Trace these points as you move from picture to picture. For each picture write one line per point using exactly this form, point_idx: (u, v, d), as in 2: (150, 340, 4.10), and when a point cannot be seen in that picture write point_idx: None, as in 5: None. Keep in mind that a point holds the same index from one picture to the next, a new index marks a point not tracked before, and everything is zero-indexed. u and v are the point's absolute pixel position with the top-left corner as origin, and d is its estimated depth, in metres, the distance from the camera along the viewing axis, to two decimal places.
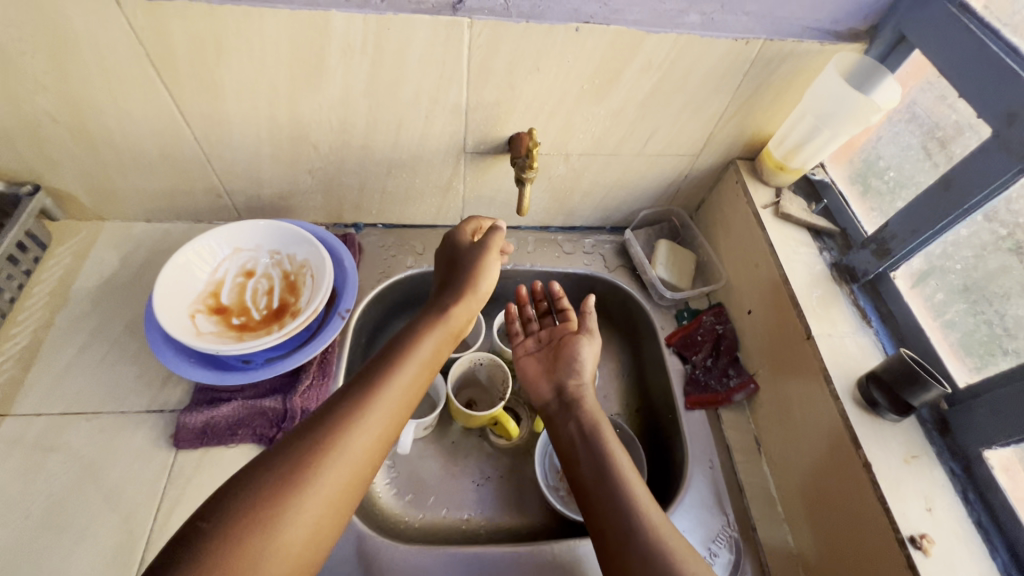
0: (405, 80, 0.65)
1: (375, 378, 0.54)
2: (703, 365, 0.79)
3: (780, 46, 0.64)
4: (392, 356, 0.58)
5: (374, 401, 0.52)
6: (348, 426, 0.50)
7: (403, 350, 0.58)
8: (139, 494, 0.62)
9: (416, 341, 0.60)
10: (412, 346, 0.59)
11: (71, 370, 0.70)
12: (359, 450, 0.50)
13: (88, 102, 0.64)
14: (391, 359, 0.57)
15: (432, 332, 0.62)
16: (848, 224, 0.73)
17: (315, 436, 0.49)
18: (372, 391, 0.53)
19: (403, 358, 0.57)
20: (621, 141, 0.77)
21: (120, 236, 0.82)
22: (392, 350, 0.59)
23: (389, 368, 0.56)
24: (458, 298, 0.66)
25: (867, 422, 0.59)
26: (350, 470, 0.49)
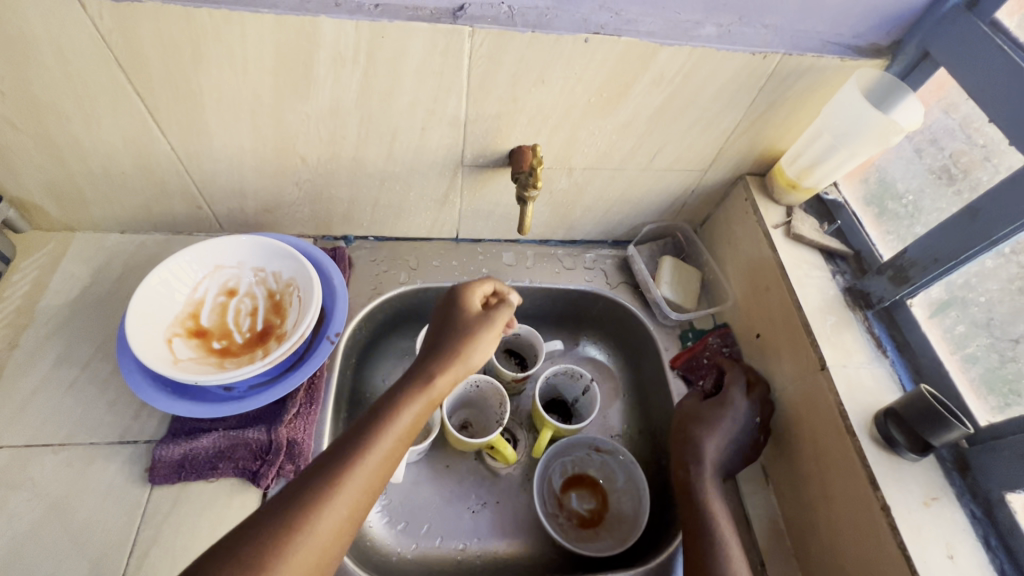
0: (399, 91, 0.60)
1: (342, 457, 0.47)
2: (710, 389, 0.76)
3: (799, 61, 0.61)
4: (365, 426, 0.50)
5: (337, 490, 0.45)
6: (302, 522, 0.43)
7: (376, 420, 0.50)
8: (111, 535, 0.58)
9: (393, 410, 0.51)
10: (388, 416, 0.51)
11: (37, 397, 0.65)
12: (315, 549, 0.43)
13: (52, 109, 0.59)
14: (361, 432, 0.49)
15: (412, 401, 0.53)
16: (862, 247, 0.71)
17: (265, 532, 0.42)
18: (335, 477, 0.46)
19: (377, 432, 0.49)
20: (627, 155, 0.73)
21: (92, 248, 0.77)
22: (366, 420, 0.51)
23: (357, 444, 0.48)
24: (447, 363, 0.57)
25: (887, 461, 0.56)
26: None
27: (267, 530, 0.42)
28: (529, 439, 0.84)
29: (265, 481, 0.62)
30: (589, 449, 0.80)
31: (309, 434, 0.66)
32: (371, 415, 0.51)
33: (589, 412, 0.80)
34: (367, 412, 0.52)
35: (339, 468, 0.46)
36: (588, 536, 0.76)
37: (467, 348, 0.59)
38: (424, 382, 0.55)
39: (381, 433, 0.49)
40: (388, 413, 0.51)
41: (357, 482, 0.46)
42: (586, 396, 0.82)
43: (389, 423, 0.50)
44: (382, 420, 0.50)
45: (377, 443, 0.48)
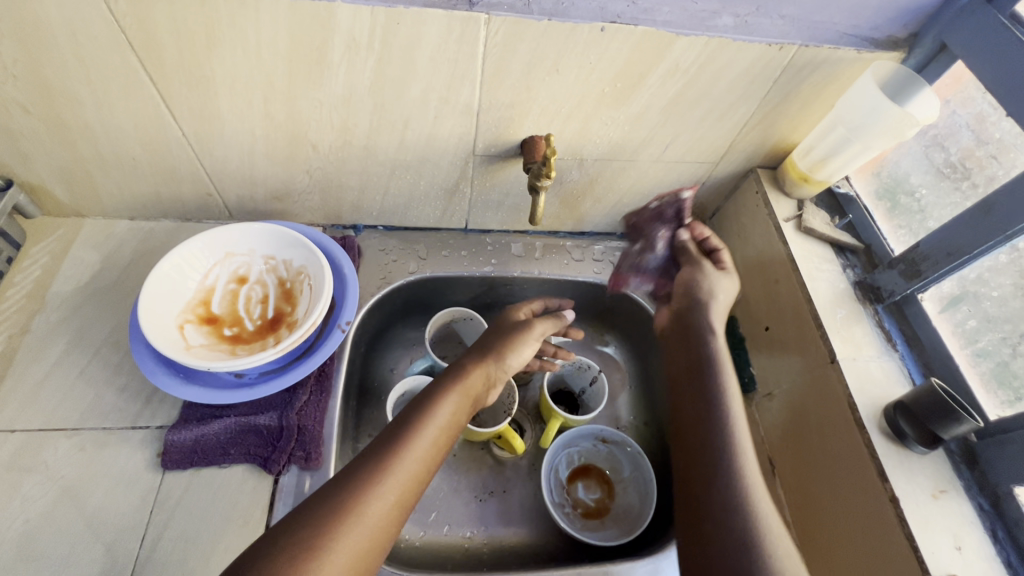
0: (413, 79, 0.60)
1: (388, 446, 0.50)
2: None
3: (815, 53, 0.60)
4: (407, 418, 0.53)
5: (388, 470, 0.48)
6: (354, 502, 0.45)
7: (417, 412, 0.53)
8: (124, 519, 0.58)
9: (432, 402, 0.54)
10: (428, 409, 0.54)
11: (49, 382, 0.65)
12: (368, 528, 0.45)
13: (65, 94, 0.58)
14: (407, 422, 0.52)
15: (451, 396, 0.56)
16: (873, 240, 0.71)
17: (319, 512, 0.44)
18: (382, 463, 0.48)
19: (419, 420, 0.52)
20: (639, 147, 0.72)
21: (102, 235, 0.77)
22: (409, 413, 0.54)
23: (401, 433, 0.51)
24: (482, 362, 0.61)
25: (896, 453, 0.57)
26: (357, 554, 0.43)
27: (321, 510, 0.44)
28: (535, 430, 0.85)
29: (277, 467, 0.63)
30: (595, 440, 0.80)
31: (320, 421, 0.67)
32: (411, 409, 0.54)
33: (597, 403, 0.80)
34: (409, 407, 0.55)
35: (385, 454, 0.49)
36: (594, 526, 0.76)
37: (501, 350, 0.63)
38: (459, 379, 0.58)
39: (423, 426, 0.52)
40: (428, 405, 0.54)
41: (403, 466, 0.49)
42: (593, 388, 0.82)
43: (432, 413, 0.53)
44: (423, 412, 0.53)
45: (420, 431, 0.51)
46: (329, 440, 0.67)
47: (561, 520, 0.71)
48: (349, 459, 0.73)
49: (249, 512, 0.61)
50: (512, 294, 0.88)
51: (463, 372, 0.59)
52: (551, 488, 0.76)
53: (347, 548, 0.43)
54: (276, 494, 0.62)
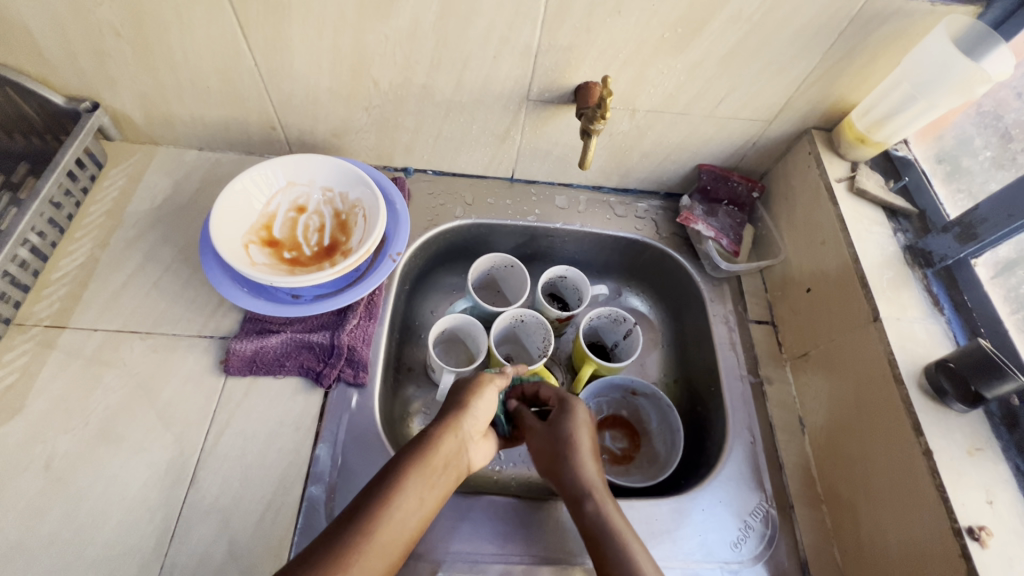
0: (477, 16, 0.61)
1: (356, 529, 0.50)
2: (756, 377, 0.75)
3: (884, 4, 0.59)
4: (374, 500, 0.52)
5: (354, 557, 0.48)
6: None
7: (383, 491, 0.53)
8: (191, 414, 0.64)
9: (397, 484, 0.54)
10: (393, 490, 0.53)
11: (126, 289, 0.71)
12: None
13: (154, 19, 0.63)
14: (373, 503, 0.52)
15: (416, 470, 0.55)
16: (928, 205, 0.69)
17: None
18: (348, 549, 0.49)
19: (386, 501, 0.52)
20: (692, 100, 0.72)
21: (174, 162, 0.82)
22: (374, 489, 0.54)
23: (371, 514, 0.51)
24: (447, 429, 0.59)
25: (934, 410, 0.57)
26: None
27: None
28: (567, 378, 0.87)
29: (328, 381, 0.67)
30: (626, 392, 0.82)
31: (367, 343, 0.70)
32: (376, 487, 0.53)
33: (629, 355, 0.82)
34: (375, 481, 0.54)
35: (345, 545, 0.49)
36: (620, 472, 0.79)
37: (475, 410, 0.62)
38: (426, 450, 0.57)
39: (388, 506, 0.52)
40: (394, 483, 0.54)
41: (372, 557, 0.49)
42: (626, 341, 0.84)
43: (397, 493, 0.53)
44: (387, 494, 0.53)
45: (387, 516, 0.52)
46: (375, 363, 0.70)
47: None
48: (389, 387, 0.76)
49: (301, 419, 0.65)
50: (552, 246, 0.90)
51: (431, 440, 0.58)
52: None
53: None
54: (326, 407, 0.67)
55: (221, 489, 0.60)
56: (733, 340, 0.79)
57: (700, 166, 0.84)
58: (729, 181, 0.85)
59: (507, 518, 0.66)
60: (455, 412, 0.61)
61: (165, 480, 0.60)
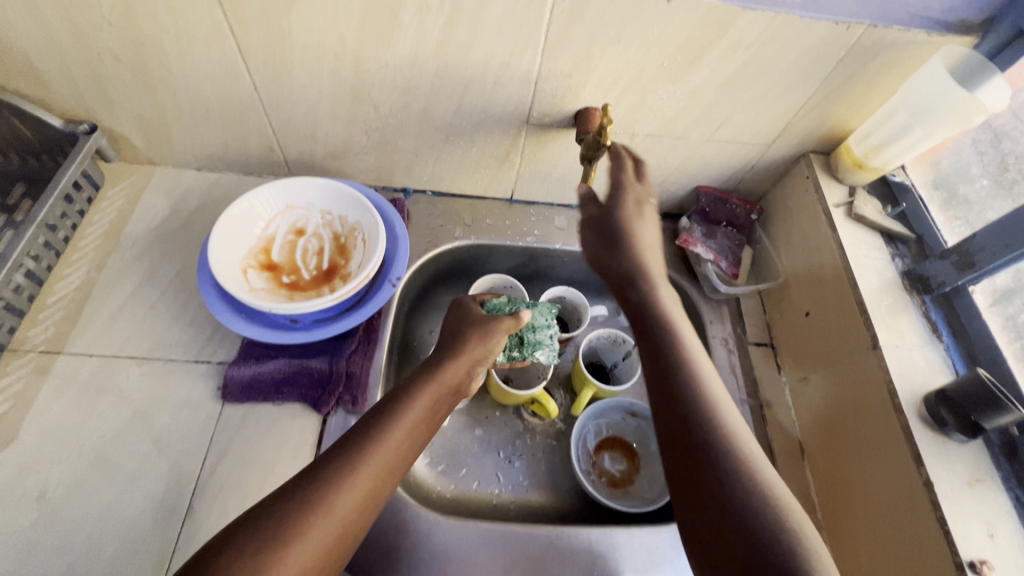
0: (478, 43, 0.61)
1: (362, 439, 0.49)
2: (753, 402, 0.76)
3: (881, 35, 0.60)
4: (374, 422, 0.51)
5: (360, 467, 0.47)
6: (307, 516, 0.43)
7: (392, 406, 0.53)
8: (188, 442, 0.63)
9: (397, 410, 0.53)
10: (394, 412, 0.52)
11: (122, 313, 0.70)
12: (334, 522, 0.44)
13: (153, 43, 0.62)
14: (380, 416, 0.52)
15: (423, 391, 0.55)
16: (926, 231, 0.70)
17: (277, 520, 0.43)
18: (354, 457, 0.48)
19: (394, 413, 0.52)
20: (691, 124, 0.73)
21: (172, 183, 0.82)
22: (382, 405, 0.53)
23: (376, 425, 0.51)
24: (454, 354, 0.60)
25: (933, 440, 0.57)
26: (324, 547, 0.43)
27: (274, 520, 0.43)
28: (565, 398, 0.87)
29: (326, 408, 0.66)
30: (625, 413, 0.82)
31: (365, 368, 0.69)
32: (383, 406, 0.53)
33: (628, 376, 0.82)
34: (382, 401, 0.54)
35: (339, 466, 0.47)
36: (619, 494, 0.79)
37: (483, 337, 0.62)
38: (434, 371, 0.57)
39: (395, 423, 0.51)
40: (402, 399, 0.53)
41: (366, 476, 0.47)
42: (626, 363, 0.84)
43: (404, 408, 0.53)
44: (394, 410, 0.52)
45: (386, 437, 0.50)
46: (374, 388, 0.70)
47: (586, 485, 0.75)
48: None
49: (298, 446, 0.65)
50: (551, 266, 0.90)
51: (438, 367, 0.58)
52: (579, 455, 0.79)
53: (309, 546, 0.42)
54: (324, 433, 0.66)
55: (217, 519, 0.59)
56: (732, 363, 0.79)
57: (698, 188, 0.85)
58: (727, 203, 0.85)
59: (508, 547, 0.65)
60: (465, 340, 0.61)
61: (160, 511, 0.59)
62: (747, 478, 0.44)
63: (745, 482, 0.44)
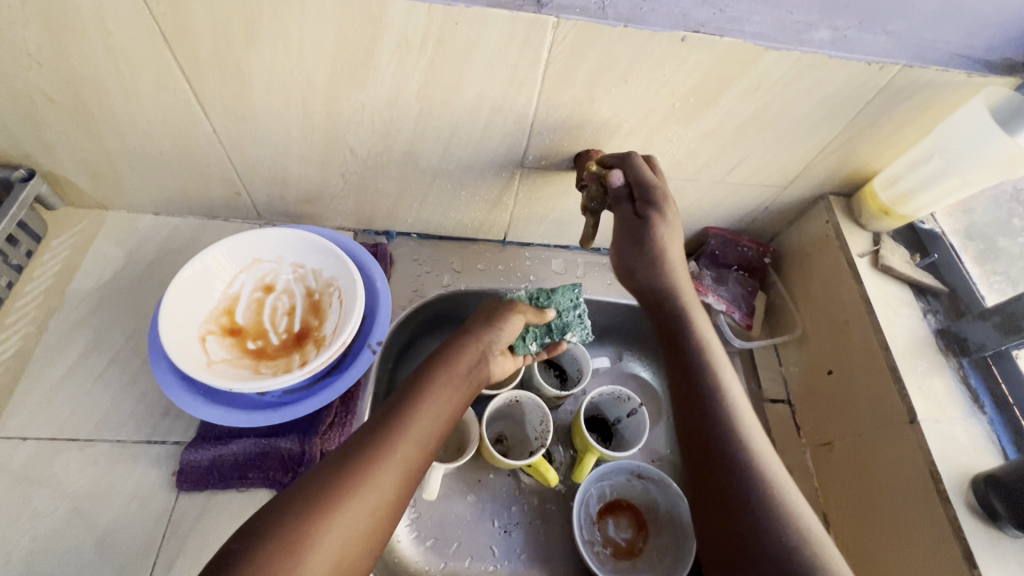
0: (466, 84, 0.54)
1: (387, 421, 0.48)
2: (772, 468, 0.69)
3: (918, 75, 0.53)
4: (388, 417, 0.48)
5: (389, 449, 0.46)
6: (330, 508, 0.42)
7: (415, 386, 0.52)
8: (136, 542, 0.55)
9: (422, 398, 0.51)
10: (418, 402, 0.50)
11: (63, 387, 0.62)
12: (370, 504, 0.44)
13: (92, 85, 0.54)
14: (404, 397, 0.51)
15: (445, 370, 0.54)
16: (959, 284, 0.64)
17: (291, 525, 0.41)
18: (381, 439, 0.47)
19: (418, 393, 0.51)
20: (703, 167, 0.66)
21: (125, 229, 0.73)
22: (406, 387, 0.52)
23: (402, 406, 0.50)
24: (475, 334, 0.58)
25: (984, 535, 0.51)
26: (361, 529, 0.43)
27: (296, 523, 0.41)
28: (566, 455, 0.79)
29: None
30: (630, 474, 0.75)
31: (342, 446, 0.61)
32: (407, 387, 0.52)
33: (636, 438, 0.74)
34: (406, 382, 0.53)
35: (359, 459, 0.45)
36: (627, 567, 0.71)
37: (500, 321, 0.60)
38: (455, 351, 0.56)
39: (419, 402, 0.50)
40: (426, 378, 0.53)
41: (389, 467, 0.45)
42: (631, 420, 0.76)
43: (427, 388, 0.52)
44: (418, 389, 0.51)
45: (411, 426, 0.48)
46: None
47: (590, 562, 0.67)
48: None
49: None
50: None
51: (458, 345, 0.57)
52: (582, 525, 0.71)
53: (345, 530, 0.42)
54: None
55: None
56: None
57: (707, 230, 0.78)
58: (738, 245, 0.78)
59: None
60: (484, 323, 0.60)
61: None
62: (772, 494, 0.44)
63: (774, 500, 0.43)
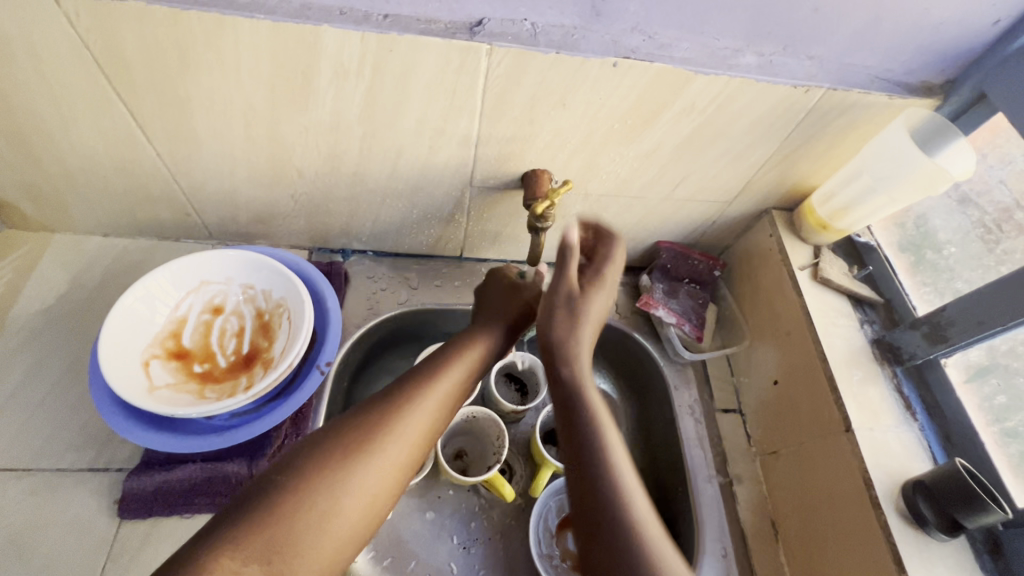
0: (407, 108, 0.55)
1: (417, 382, 0.52)
2: (723, 478, 0.70)
3: (842, 97, 0.56)
4: (416, 378, 0.53)
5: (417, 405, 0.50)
6: (360, 451, 0.46)
7: (441, 354, 0.56)
8: (76, 573, 0.54)
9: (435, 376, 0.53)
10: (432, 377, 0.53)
11: (2, 416, 0.60)
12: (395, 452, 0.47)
13: (28, 110, 0.54)
14: (432, 363, 0.55)
15: (469, 344, 0.58)
16: (894, 294, 0.68)
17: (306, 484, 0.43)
18: (412, 395, 0.51)
19: (444, 361, 0.55)
20: (647, 184, 0.68)
21: (72, 252, 0.72)
22: (432, 356, 0.56)
23: (428, 371, 0.54)
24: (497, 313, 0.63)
25: (913, 539, 0.52)
26: (386, 472, 0.46)
27: (328, 461, 0.44)
28: (526, 470, 0.79)
29: None
30: None
31: None
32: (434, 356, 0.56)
33: None
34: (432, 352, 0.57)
35: (372, 426, 0.47)
36: None
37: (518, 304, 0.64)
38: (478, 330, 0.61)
39: (446, 368, 0.54)
40: (451, 349, 0.57)
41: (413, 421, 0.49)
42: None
43: (451, 358, 0.56)
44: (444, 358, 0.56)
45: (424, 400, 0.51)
46: None
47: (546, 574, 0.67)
48: None
49: None
50: None
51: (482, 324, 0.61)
52: (539, 539, 0.71)
53: (371, 472, 0.45)
54: None
55: None
56: (698, 434, 0.73)
57: (658, 244, 0.80)
58: (689, 259, 0.80)
59: None
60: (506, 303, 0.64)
61: None
62: (640, 556, 0.41)
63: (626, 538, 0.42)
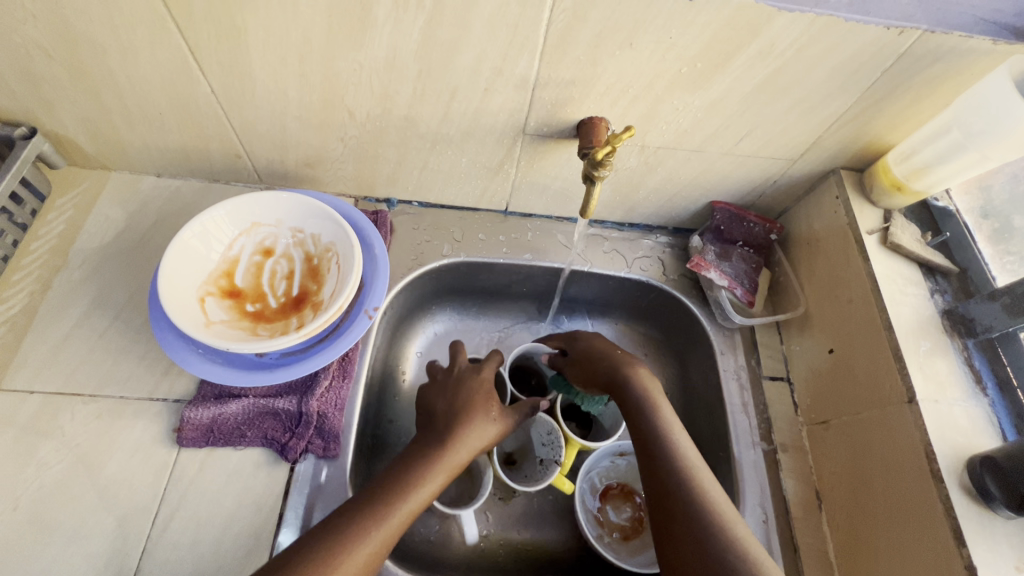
0: (466, 45, 0.53)
1: (364, 515, 0.50)
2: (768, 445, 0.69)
3: (940, 41, 0.51)
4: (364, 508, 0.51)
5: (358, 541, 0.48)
6: None
7: (398, 475, 0.55)
8: (138, 494, 0.57)
9: (404, 483, 0.54)
10: (372, 511, 0.51)
11: (68, 343, 0.63)
12: None
13: (88, 40, 0.53)
14: (385, 489, 0.53)
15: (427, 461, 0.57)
16: (970, 264, 0.64)
17: None
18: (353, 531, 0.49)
19: (400, 485, 0.54)
20: (709, 137, 0.64)
21: (127, 191, 0.74)
22: (389, 477, 0.55)
23: (380, 497, 0.52)
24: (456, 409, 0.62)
25: (976, 515, 0.50)
26: None
27: None
28: None
29: (293, 455, 0.60)
30: (613, 456, 0.73)
31: (339, 409, 0.63)
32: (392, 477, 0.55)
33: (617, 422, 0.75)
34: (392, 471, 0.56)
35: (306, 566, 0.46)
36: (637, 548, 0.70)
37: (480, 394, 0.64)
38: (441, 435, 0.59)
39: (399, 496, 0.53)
40: (413, 470, 0.56)
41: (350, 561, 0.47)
42: (610, 406, 0.76)
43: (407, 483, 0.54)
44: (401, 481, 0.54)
45: (373, 526, 0.50)
46: (349, 431, 0.64)
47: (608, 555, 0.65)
48: (368, 452, 0.69)
49: (263, 499, 0.58)
50: (546, 285, 0.82)
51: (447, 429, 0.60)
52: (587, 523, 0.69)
53: None
54: (290, 483, 0.59)
55: None
56: (743, 401, 0.71)
57: (713, 204, 0.76)
58: (744, 221, 0.77)
59: None
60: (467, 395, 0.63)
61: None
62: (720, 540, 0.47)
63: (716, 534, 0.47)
